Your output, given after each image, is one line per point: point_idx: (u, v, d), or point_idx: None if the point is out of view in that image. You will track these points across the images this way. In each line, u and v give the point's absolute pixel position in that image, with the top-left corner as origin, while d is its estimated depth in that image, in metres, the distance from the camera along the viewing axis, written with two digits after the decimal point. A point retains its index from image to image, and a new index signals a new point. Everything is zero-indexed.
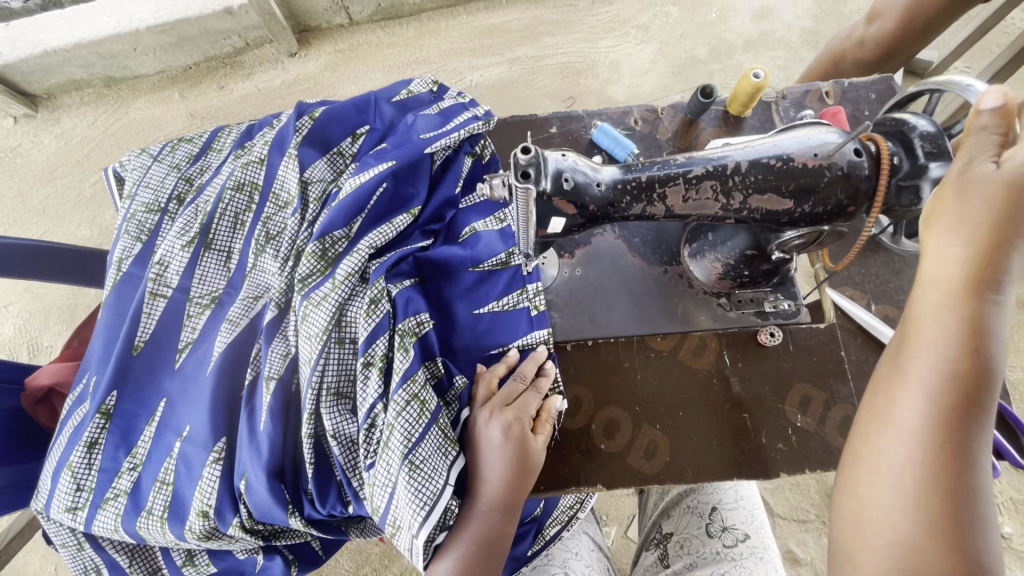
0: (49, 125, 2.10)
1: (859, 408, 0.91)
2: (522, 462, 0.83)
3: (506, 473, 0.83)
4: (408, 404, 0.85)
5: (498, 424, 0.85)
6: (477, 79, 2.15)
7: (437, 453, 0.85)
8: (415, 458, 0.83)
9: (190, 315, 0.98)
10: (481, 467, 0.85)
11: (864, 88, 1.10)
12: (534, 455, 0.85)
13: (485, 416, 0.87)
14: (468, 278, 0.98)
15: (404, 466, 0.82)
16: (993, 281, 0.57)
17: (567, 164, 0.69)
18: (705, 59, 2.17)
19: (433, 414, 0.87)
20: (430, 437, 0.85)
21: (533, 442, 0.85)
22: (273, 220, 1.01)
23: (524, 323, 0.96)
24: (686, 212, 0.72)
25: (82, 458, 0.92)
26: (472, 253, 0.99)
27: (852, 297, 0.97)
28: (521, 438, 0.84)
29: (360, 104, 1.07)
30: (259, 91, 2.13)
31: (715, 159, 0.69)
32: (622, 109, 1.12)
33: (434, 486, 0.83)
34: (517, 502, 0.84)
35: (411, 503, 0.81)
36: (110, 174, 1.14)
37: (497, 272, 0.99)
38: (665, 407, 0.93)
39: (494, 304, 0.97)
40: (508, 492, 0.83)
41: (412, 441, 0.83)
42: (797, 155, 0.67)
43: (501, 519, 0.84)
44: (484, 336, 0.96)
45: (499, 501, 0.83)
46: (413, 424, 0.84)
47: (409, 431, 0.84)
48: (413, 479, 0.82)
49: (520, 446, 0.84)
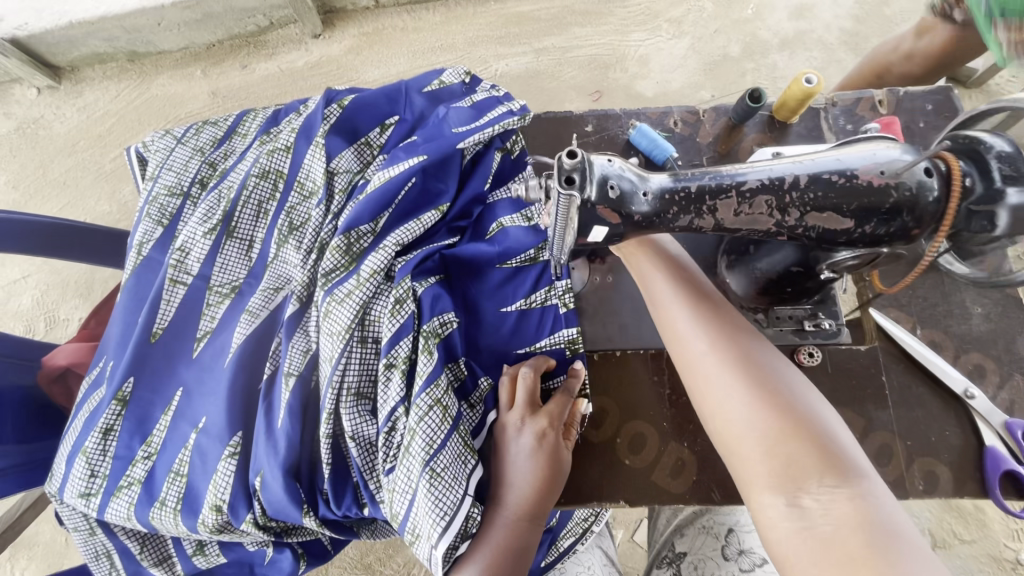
0: (71, 97, 2.08)
1: (899, 436, 0.87)
2: (553, 472, 0.82)
3: (537, 481, 0.81)
4: (431, 409, 0.83)
5: (529, 432, 0.83)
6: (503, 68, 2.10)
7: (456, 460, 0.83)
8: (436, 466, 0.81)
9: (209, 305, 0.96)
10: (509, 475, 0.82)
11: (920, 98, 1.04)
12: (562, 464, 0.83)
13: (514, 423, 0.84)
14: (495, 276, 0.95)
15: (424, 473, 0.80)
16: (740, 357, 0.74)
17: (613, 171, 0.66)
18: (738, 57, 2.09)
19: (454, 421, 0.84)
20: (449, 443, 0.83)
21: (564, 451, 0.84)
22: (297, 211, 0.98)
23: (551, 322, 0.93)
24: (737, 226, 0.68)
25: (97, 444, 0.91)
26: (501, 249, 0.95)
27: (896, 319, 0.93)
28: (554, 448, 0.82)
29: (391, 93, 1.04)
30: (281, 71, 2.10)
31: (770, 172, 0.65)
32: (662, 110, 1.08)
33: (455, 495, 0.81)
34: (545, 510, 0.82)
35: (431, 512, 0.79)
36: (132, 154, 1.12)
37: (526, 268, 0.95)
38: (694, 425, 0.90)
39: (522, 303, 0.94)
40: (537, 500, 0.81)
41: (434, 448, 0.81)
42: (862, 171, 0.63)
43: (528, 528, 0.81)
44: (509, 338, 0.93)
45: (527, 509, 0.81)
46: (436, 430, 0.82)
47: (431, 438, 0.81)
48: (433, 487, 0.80)
49: (552, 456, 0.82)
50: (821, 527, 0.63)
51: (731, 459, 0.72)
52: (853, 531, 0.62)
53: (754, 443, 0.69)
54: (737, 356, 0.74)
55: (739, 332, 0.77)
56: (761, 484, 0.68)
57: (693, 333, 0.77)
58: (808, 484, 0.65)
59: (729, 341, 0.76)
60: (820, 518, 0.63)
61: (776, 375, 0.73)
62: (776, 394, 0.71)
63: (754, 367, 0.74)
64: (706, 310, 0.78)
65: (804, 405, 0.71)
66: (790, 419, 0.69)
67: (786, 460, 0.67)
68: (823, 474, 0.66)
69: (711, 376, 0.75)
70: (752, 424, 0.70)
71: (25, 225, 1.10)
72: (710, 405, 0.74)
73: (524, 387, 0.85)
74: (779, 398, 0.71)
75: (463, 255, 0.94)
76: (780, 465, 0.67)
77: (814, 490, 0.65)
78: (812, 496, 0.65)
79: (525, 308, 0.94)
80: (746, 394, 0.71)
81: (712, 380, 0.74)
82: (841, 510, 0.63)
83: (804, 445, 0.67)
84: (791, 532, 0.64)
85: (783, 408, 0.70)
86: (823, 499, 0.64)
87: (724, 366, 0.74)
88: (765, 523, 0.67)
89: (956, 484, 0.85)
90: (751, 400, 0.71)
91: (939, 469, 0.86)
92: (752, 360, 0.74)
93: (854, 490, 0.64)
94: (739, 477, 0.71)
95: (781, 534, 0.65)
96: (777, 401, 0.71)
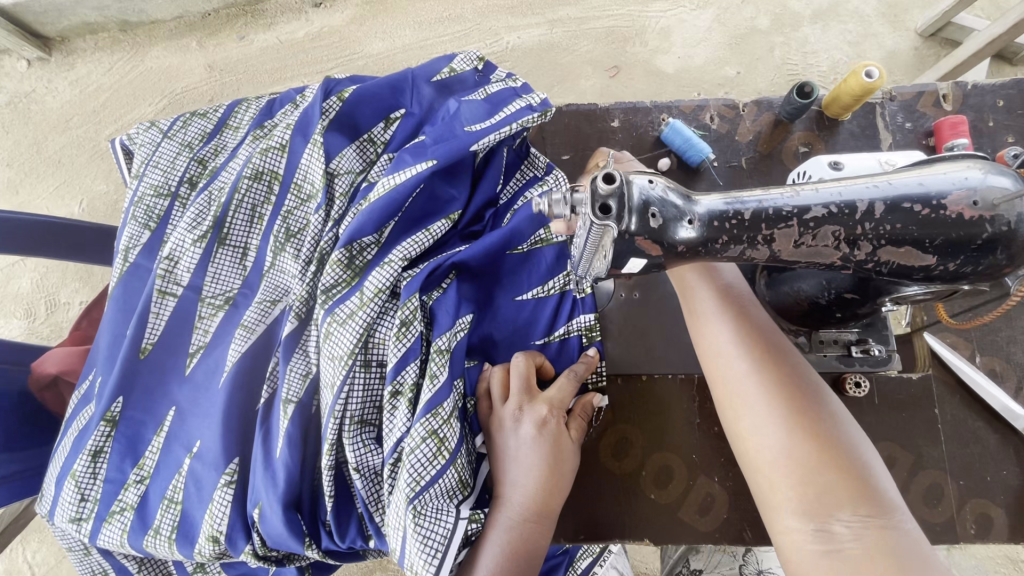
0: (62, 70, 1.96)
1: (950, 475, 0.80)
2: (558, 462, 0.75)
3: (543, 471, 0.75)
4: (425, 441, 0.76)
5: (529, 421, 0.77)
6: (515, 41, 1.95)
7: (447, 496, 0.76)
8: (422, 503, 0.74)
9: (202, 317, 0.89)
10: (509, 468, 0.76)
11: (991, 93, 0.93)
12: (567, 452, 0.77)
13: (511, 414, 0.78)
14: (510, 270, 0.88)
15: (409, 510, 0.74)
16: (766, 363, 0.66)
17: (656, 194, 0.57)
18: (767, 30, 1.93)
19: (450, 455, 0.77)
20: (445, 477, 0.76)
21: (567, 440, 0.77)
22: (294, 215, 0.90)
23: (568, 307, 0.87)
24: (795, 258, 0.59)
25: (87, 467, 0.86)
26: (510, 231, 0.86)
27: (952, 345, 0.84)
28: (557, 432, 0.76)
29: (396, 83, 0.93)
30: (280, 43, 1.96)
31: (840, 198, 0.56)
32: (697, 103, 0.98)
33: (445, 525, 0.74)
34: (553, 506, 0.75)
35: (422, 551, 0.73)
36: (116, 146, 1.03)
37: (539, 252, 0.88)
38: (726, 458, 0.83)
39: (537, 290, 0.87)
40: (544, 494, 0.74)
41: (423, 482, 0.75)
42: (951, 201, 0.53)
43: (535, 528, 0.73)
44: (521, 340, 0.87)
45: (535, 508, 0.73)
46: (427, 463, 0.75)
47: (420, 472, 0.75)
48: (420, 525, 0.74)
49: (555, 443, 0.76)
50: (848, 554, 0.55)
51: (754, 478, 0.63)
52: (884, 565, 0.54)
53: (783, 461, 0.60)
54: (777, 371, 0.65)
55: (779, 347, 0.68)
56: (786, 505, 0.59)
57: (731, 345, 0.68)
58: (840, 510, 0.57)
59: (768, 355, 0.67)
60: (848, 547, 0.55)
61: (816, 396, 0.65)
62: (804, 408, 0.63)
63: (791, 385, 0.65)
64: (745, 322, 0.70)
65: (845, 432, 0.63)
66: (827, 439, 0.61)
67: (819, 484, 0.58)
68: (855, 500, 0.57)
69: (746, 388, 0.65)
70: (785, 445, 0.61)
71: (25, 225, 1.05)
72: (740, 422, 0.65)
73: (519, 374, 0.79)
74: (818, 420, 0.62)
75: (467, 259, 0.84)
76: (812, 488, 0.58)
77: (844, 515, 0.57)
78: (842, 522, 0.56)
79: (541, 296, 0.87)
80: (781, 412, 0.63)
81: (746, 393, 0.65)
82: (872, 540, 0.55)
83: (840, 469, 0.59)
84: (816, 558, 0.56)
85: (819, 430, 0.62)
86: (854, 525, 0.56)
87: (760, 382, 0.65)
88: (786, 548, 0.59)
89: (1012, 529, 0.78)
90: (785, 420, 0.62)
91: (994, 512, 0.79)
92: (791, 376, 0.65)
93: (885, 520, 0.57)
94: (760, 496, 0.62)
95: (804, 559, 0.57)
96: (813, 423, 0.62)
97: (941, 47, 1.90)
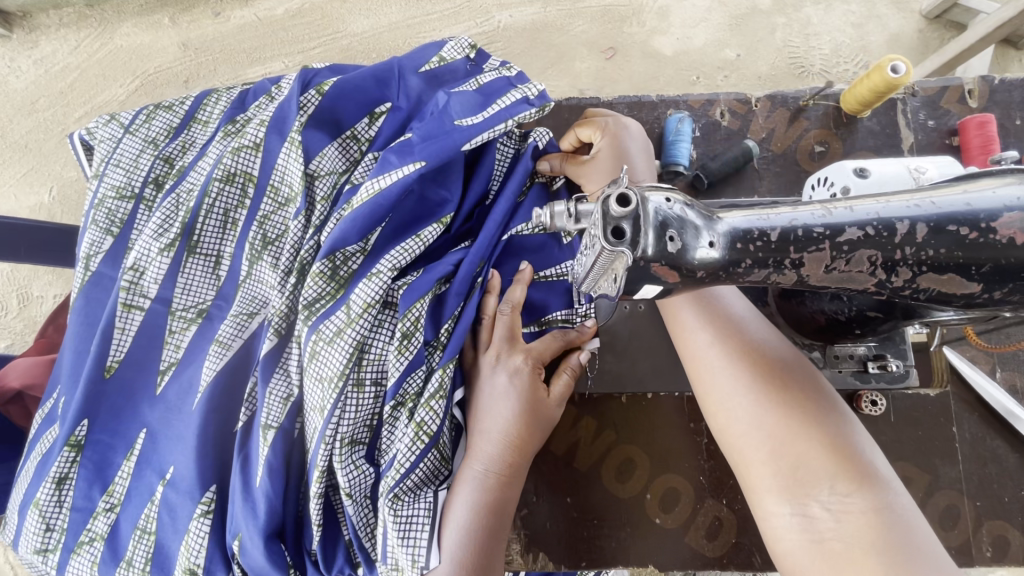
0: (24, 48, 1.82)
1: (967, 496, 0.77)
2: (530, 408, 0.74)
3: (510, 425, 0.72)
4: (405, 428, 0.73)
5: (503, 370, 0.75)
6: (507, 19, 1.85)
7: (426, 480, 0.74)
8: (401, 490, 0.71)
9: (172, 332, 0.81)
10: (479, 423, 0.74)
11: (1018, 89, 0.88)
12: (541, 407, 0.74)
13: (488, 360, 0.76)
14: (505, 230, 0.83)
15: (388, 498, 0.71)
16: (740, 338, 0.64)
17: (675, 214, 0.51)
18: (768, 10, 1.84)
19: (432, 438, 0.73)
20: (425, 462, 0.73)
21: (544, 394, 0.75)
22: (271, 221, 0.82)
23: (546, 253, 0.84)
24: (824, 283, 0.53)
25: (51, 495, 0.80)
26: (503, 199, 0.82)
27: (971, 360, 0.81)
28: (534, 384, 0.74)
29: (381, 74, 0.85)
30: (259, 20, 1.84)
31: (877, 217, 0.50)
32: (706, 96, 0.92)
33: (426, 503, 0.72)
34: (516, 465, 0.72)
35: (404, 544, 0.70)
36: (76, 141, 0.95)
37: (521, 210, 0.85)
38: (734, 480, 0.79)
39: (524, 227, 0.83)
40: (508, 450, 0.72)
41: (404, 470, 0.72)
42: (1002, 224, 0.48)
43: (495, 485, 0.71)
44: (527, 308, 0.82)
45: (496, 466, 0.71)
46: (406, 450, 0.72)
47: (401, 458, 0.72)
48: (399, 513, 0.71)
49: (530, 395, 0.74)
50: (832, 540, 0.53)
51: (734, 464, 0.62)
52: (869, 547, 0.52)
53: (759, 443, 0.59)
54: (743, 346, 0.64)
55: (748, 323, 0.66)
56: (765, 490, 0.58)
57: (697, 323, 0.66)
58: (817, 489, 0.55)
59: (733, 330, 0.65)
60: (830, 531, 0.53)
61: (787, 367, 0.62)
62: (778, 383, 0.61)
63: (760, 360, 0.62)
64: (710, 299, 0.68)
65: (823, 401, 0.60)
66: (799, 412, 0.59)
67: (793, 462, 0.57)
68: (835, 478, 0.55)
69: (714, 368, 0.64)
70: (758, 425, 0.59)
71: None
72: (712, 403, 0.63)
73: (503, 323, 0.77)
74: (791, 395, 0.60)
75: (492, 236, 0.80)
76: (786, 468, 0.57)
77: (824, 497, 0.55)
78: (821, 503, 0.55)
79: (537, 254, 0.84)
80: (752, 392, 0.61)
81: (715, 374, 0.63)
82: (855, 522, 0.53)
83: (817, 446, 0.57)
84: (800, 547, 0.55)
85: (794, 405, 0.60)
86: (834, 509, 0.54)
87: (727, 361, 0.63)
88: (768, 534, 0.57)
89: None
90: (756, 398, 0.60)
91: (1010, 534, 0.76)
92: (759, 351, 0.63)
93: (869, 499, 0.54)
94: (741, 481, 0.61)
95: (787, 548, 0.56)
96: (787, 399, 0.60)
97: (945, 29, 1.83)
